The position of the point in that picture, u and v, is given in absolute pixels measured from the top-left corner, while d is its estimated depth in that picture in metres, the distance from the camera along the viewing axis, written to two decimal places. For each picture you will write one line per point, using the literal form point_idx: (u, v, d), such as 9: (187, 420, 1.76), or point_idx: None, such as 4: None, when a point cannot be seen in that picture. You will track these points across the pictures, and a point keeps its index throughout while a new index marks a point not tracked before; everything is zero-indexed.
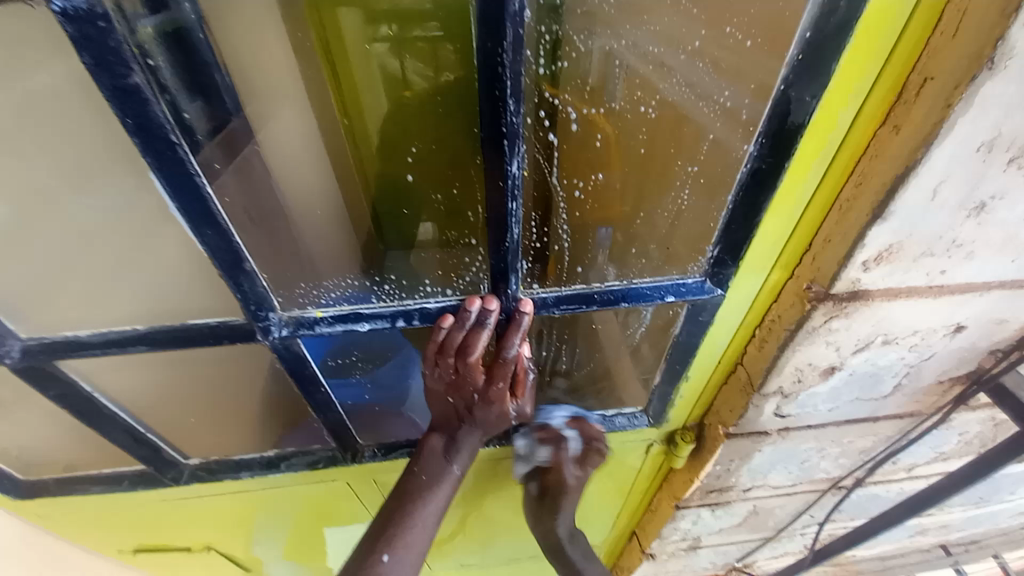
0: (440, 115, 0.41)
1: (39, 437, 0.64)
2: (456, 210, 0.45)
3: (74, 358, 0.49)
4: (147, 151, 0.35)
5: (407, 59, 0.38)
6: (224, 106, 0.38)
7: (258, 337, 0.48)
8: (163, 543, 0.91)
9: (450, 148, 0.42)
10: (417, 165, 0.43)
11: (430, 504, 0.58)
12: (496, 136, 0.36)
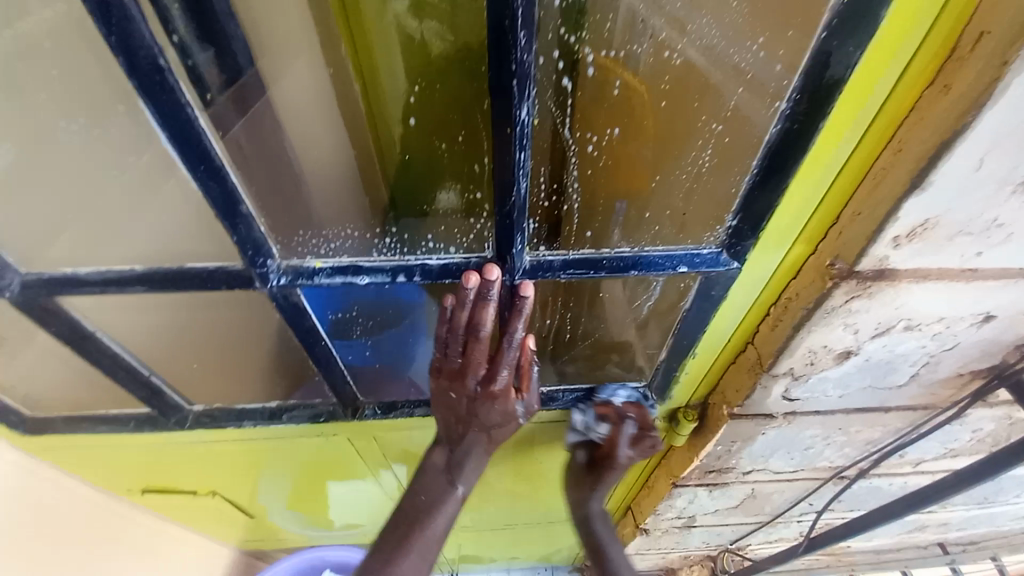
0: (462, 72, 0.39)
1: (47, 374, 0.65)
2: (463, 161, 0.43)
3: (74, 295, 0.49)
4: (133, 75, 0.33)
5: (424, 19, 0.39)
6: (237, 61, 0.40)
7: (256, 285, 0.47)
8: (169, 485, 0.94)
9: (460, 100, 0.40)
10: (425, 118, 0.43)
11: (432, 525, 0.59)
12: (502, 77, 0.33)
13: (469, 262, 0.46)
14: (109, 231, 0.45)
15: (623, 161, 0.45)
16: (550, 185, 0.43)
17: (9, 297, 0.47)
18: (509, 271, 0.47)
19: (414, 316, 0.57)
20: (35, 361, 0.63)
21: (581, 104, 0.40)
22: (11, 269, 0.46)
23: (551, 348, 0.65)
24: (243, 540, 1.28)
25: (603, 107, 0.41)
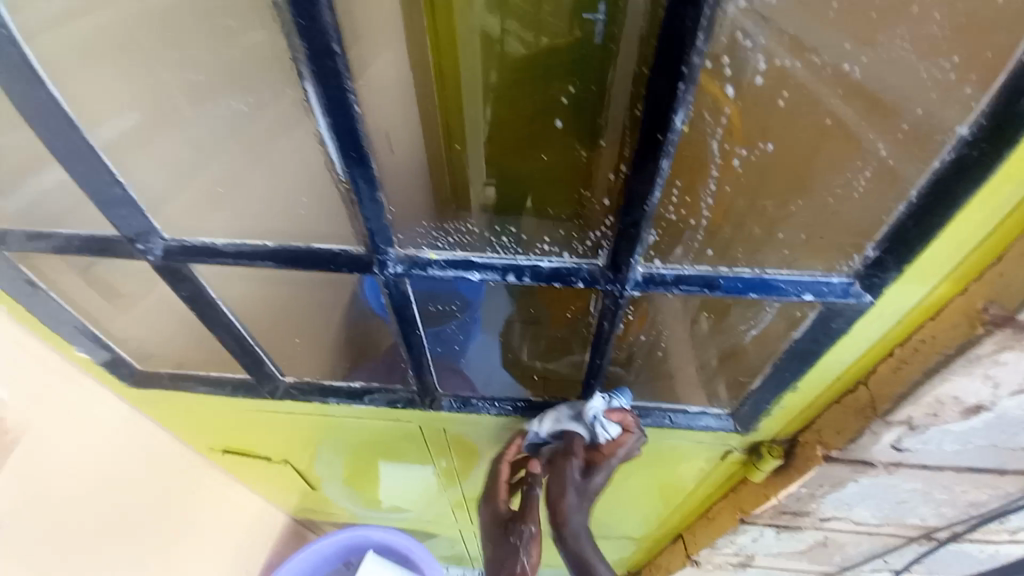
0: (560, 75, 0.37)
1: (164, 331, 0.71)
2: (572, 177, 0.42)
3: (205, 264, 0.52)
4: (309, 60, 0.33)
5: (507, 17, 0.35)
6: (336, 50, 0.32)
7: (373, 271, 0.49)
8: (245, 447, 1.00)
9: (560, 101, 0.38)
10: (506, 120, 0.40)
11: None
12: (671, 80, 0.31)
13: (580, 268, 0.47)
14: (243, 207, 0.48)
15: (769, 180, 0.40)
16: (681, 199, 0.40)
17: (151, 260, 0.52)
18: (620, 282, 0.46)
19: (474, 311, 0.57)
20: (156, 317, 0.69)
21: (739, 112, 0.35)
22: (156, 234, 0.50)
23: (644, 362, 0.63)
24: (295, 508, 1.34)
25: (757, 114, 0.35)
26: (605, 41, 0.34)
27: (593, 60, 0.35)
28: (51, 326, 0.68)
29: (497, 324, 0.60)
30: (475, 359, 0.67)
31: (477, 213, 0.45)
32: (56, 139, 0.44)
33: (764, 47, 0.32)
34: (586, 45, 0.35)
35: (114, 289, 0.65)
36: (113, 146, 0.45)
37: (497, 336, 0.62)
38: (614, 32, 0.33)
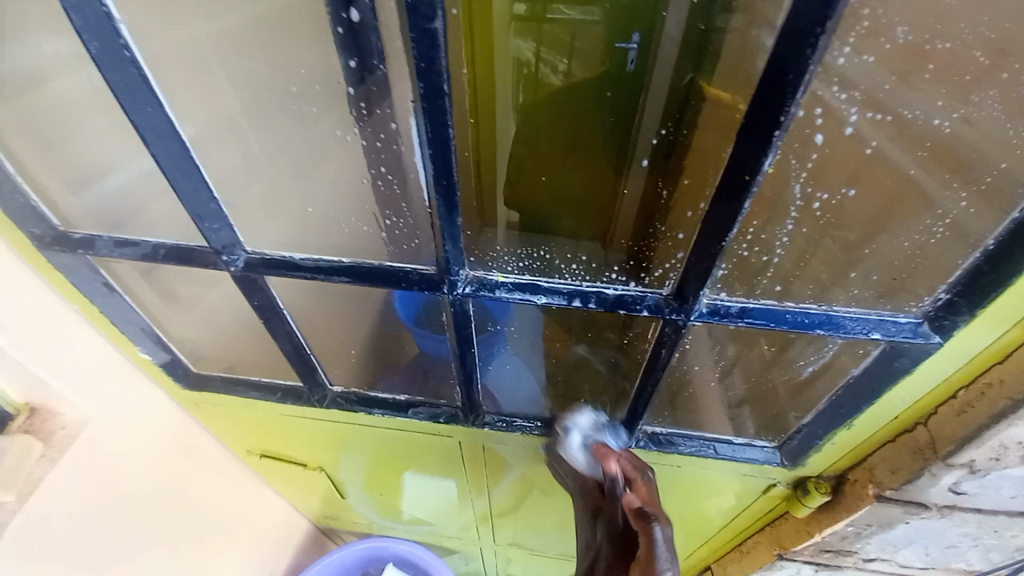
0: (583, 100, 0.44)
1: (224, 336, 0.74)
2: (594, 200, 0.48)
3: (280, 276, 0.55)
4: (422, 99, 0.35)
5: (542, 46, 0.42)
6: (441, 87, 0.34)
7: (442, 290, 0.50)
8: (281, 452, 1.02)
9: (590, 118, 0.45)
10: (530, 139, 0.46)
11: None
12: (766, 127, 0.34)
13: (645, 297, 0.48)
14: (329, 224, 0.52)
15: (846, 223, 0.41)
16: (757, 237, 0.42)
17: (231, 271, 0.55)
18: (684, 312, 0.47)
19: (501, 327, 0.58)
20: (218, 323, 0.72)
21: (826, 159, 0.37)
22: (239, 247, 0.54)
23: (697, 391, 0.63)
24: (319, 515, 1.36)
25: (845, 159, 0.37)
26: (636, 64, 0.42)
27: (624, 83, 0.43)
28: (120, 327, 0.71)
29: (525, 342, 0.62)
30: (497, 373, 0.67)
31: (502, 231, 0.48)
32: (167, 156, 0.46)
33: (857, 100, 0.34)
34: (618, 70, 0.43)
35: (183, 295, 0.68)
36: (213, 164, 0.49)
37: (522, 354, 0.64)
38: (643, 58, 0.41)
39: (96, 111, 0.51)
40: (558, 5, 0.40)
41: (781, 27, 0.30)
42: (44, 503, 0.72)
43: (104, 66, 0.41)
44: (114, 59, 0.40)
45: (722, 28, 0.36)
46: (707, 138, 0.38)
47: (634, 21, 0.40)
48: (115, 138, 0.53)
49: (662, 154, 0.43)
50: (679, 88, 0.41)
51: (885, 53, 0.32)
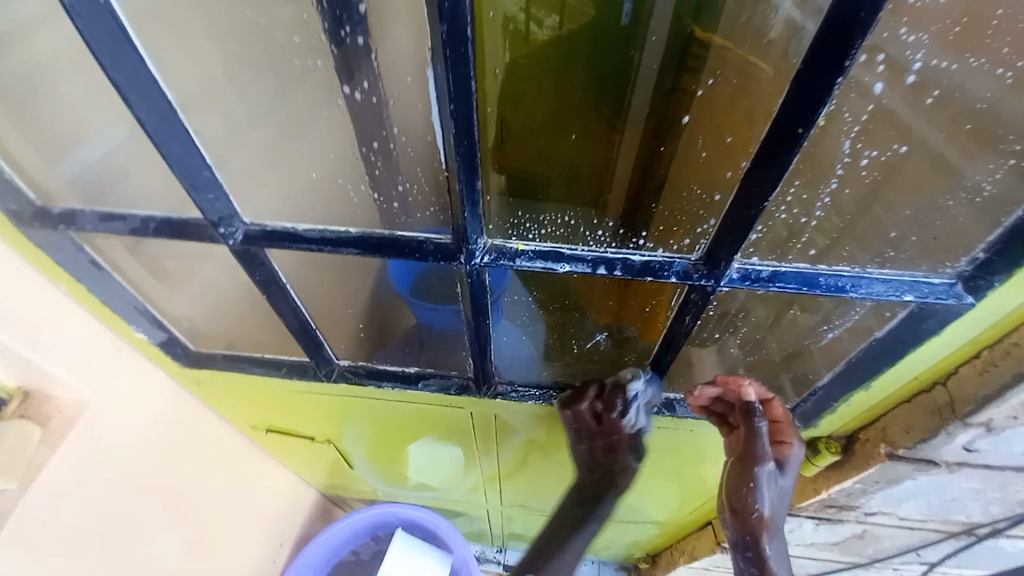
0: (570, 60, 0.48)
1: (223, 313, 0.71)
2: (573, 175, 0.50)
3: (283, 249, 0.52)
4: (445, 47, 0.32)
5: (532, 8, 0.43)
6: (465, 32, 0.31)
7: (458, 260, 0.48)
8: (289, 427, 1.02)
9: (584, 71, 0.50)
10: (518, 109, 0.45)
11: (759, 472, 0.59)
12: (828, 72, 0.31)
13: (674, 263, 0.45)
14: (339, 189, 0.49)
15: (893, 181, 0.41)
16: (799, 192, 0.40)
17: (230, 245, 0.52)
18: (714, 278, 0.46)
19: (496, 299, 0.55)
20: (216, 299, 0.69)
21: (880, 112, 0.36)
22: (237, 219, 0.50)
23: (716, 357, 0.63)
24: (325, 485, 1.37)
25: (892, 115, 0.37)
26: (631, 15, 0.47)
27: (618, 33, 0.49)
28: (112, 306, 0.68)
29: (526, 310, 0.60)
30: (506, 343, 0.65)
31: (495, 185, 0.44)
32: (156, 120, 0.42)
33: (925, 43, 0.33)
34: (612, 19, 0.48)
35: (177, 270, 0.65)
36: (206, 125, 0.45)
37: (523, 321, 0.62)
38: (636, 7, 0.47)
39: (73, 70, 0.47)
40: None
41: None
42: (49, 488, 0.70)
43: (80, 18, 0.36)
44: (87, 7, 0.35)
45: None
46: (760, 89, 0.37)
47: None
48: (93, 100, 0.49)
49: (659, 95, 0.50)
50: (677, 33, 0.47)
51: None
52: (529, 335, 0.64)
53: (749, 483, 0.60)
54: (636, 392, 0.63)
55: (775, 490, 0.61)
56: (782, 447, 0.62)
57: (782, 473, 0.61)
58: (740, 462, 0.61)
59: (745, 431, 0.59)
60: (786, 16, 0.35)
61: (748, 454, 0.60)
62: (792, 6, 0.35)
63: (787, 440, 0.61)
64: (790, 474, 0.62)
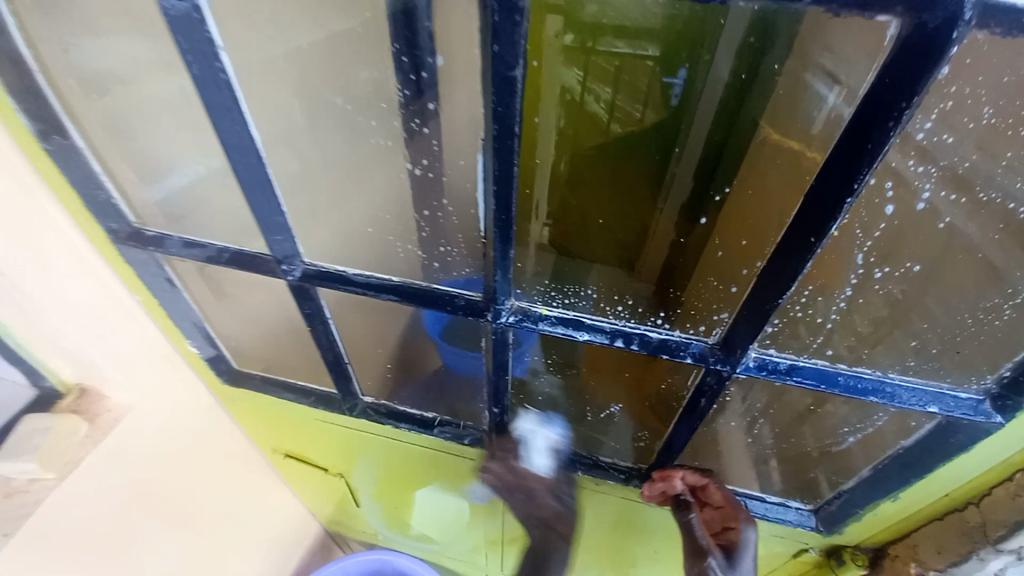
0: (619, 146, 0.47)
1: (270, 336, 0.77)
2: (613, 237, 0.51)
3: (332, 290, 0.57)
4: (492, 141, 0.37)
5: (589, 85, 0.43)
6: (512, 129, 0.36)
7: (485, 317, 0.51)
8: (306, 455, 1.05)
9: (635, 161, 0.48)
10: (571, 177, 0.48)
11: (715, 560, 0.57)
12: (840, 190, 0.34)
13: (690, 344, 0.48)
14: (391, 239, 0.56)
15: (904, 293, 0.42)
16: (813, 296, 0.42)
17: (287, 280, 0.57)
18: (730, 363, 0.47)
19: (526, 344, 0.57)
20: (267, 323, 0.75)
21: (892, 231, 0.38)
22: (298, 258, 0.56)
23: (740, 443, 0.62)
24: (328, 519, 1.37)
25: (911, 234, 0.39)
26: (681, 98, 0.44)
27: (668, 119, 0.46)
28: (174, 321, 0.74)
29: (545, 371, 0.61)
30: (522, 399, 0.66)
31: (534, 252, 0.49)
32: (243, 169, 0.49)
33: (934, 175, 0.36)
34: (662, 106, 0.45)
35: (236, 293, 0.71)
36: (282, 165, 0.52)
37: (541, 381, 0.63)
38: (687, 93, 0.44)
39: (191, 119, 0.56)
40: (609, 36, 0.41)
41: (864, 94, 0.31)
42: (80, 482, 0.75)
43: (201, 85, 0.43)
44: (209, 81, 0.43)
45: (779, 68, 0.40)
46: (778, 183, 0.40)
47: (680, 59, 0.42)
48: (199, 140, 0.57)
49: (704, 175, 0.47)
50: (730, 114, 0.44)
51: (967, 132, 0.34)
52: (546, 396, 0.66)
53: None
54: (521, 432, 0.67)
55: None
56: (731, 532, 0.59)
57: (737, 562, 0.57)
58: (687, 554, 0.59)
59: (683, 522, 0.60)
60: (830, 110, 0.36)
61: (692, 543, 0.59)
62: (838, 100, 0.35)
63: (735, 524, 0.59)
64: (749, 563, 0.58)
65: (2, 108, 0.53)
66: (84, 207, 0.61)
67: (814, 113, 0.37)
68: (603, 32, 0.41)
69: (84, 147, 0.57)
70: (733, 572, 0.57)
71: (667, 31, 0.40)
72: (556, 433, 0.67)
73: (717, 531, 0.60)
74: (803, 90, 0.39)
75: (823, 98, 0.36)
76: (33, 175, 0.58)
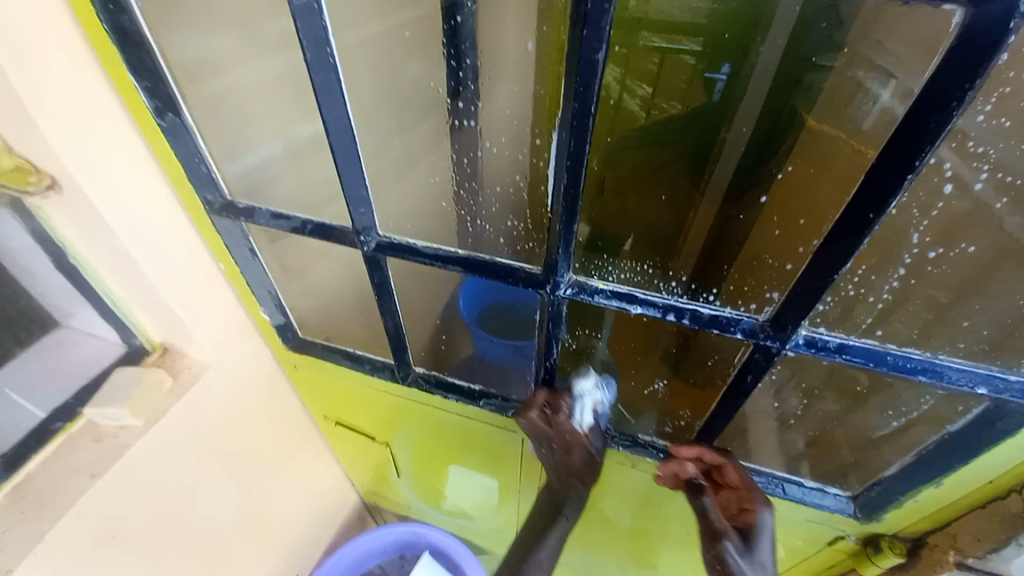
0: (665, 134, 0.53)
1: (339, 305, 0.84)
2: (656, 219, 0.57)
3: (401, 261, 0.62)
4: (572, 119, 0.41)
5: (630, 80, 0.48)
6: (590, 107, 0.40)
7: (544, 289, 0.55)
8: (355, 424, 1.12)
9: (679, 145, 0.54)
10: (613, 168, 0.53)
11: (730, 538, 0.59)
12: (903, 169, 0.36)
13: (741, 320, 0.50)
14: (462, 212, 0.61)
15: (955, 274, 0.45)
16: (864, 277, 0.46)
17: (360, 250, 0.62)
18: (780, 340, 0.49)
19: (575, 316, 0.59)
20: (336, 293, 0.82)
21: (945, 212, 0.41)
22: (373, 230, 0.61)
23: (774, 426, 0.64)
24: (366, 491, 1.44)
25: (958, 218, 0.42)
26: (722, 93, 0.50)
27: (708, 112, 0.52)
28: (251, 289, 0.81)
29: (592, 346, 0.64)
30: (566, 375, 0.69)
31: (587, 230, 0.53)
32: (337, 145, 0.54)
33: (990, 159, 0.38)
34: (704, 99, 0.51)
35: (311, 263, 0.78)
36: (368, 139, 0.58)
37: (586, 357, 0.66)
38: (728, 87, 0.50)
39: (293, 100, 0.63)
40: (650, 36, 0.46)
41: (929, 75, 0.33)
42: (164, 432, 0.82)
43: (312, 69, 0.49)
44: (319, 65, 0.48)
45: (826, 66, 0.44)
46: (838, 171, 0.43)
47: (722, 55, 0.48)
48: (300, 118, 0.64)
49: (745, 165, 0.53)
50: (770, 104, 0.49)
51: (1023, 117, 0.36)
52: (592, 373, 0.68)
53: (718, 560, 0.60)
54: (579, 394, 0.63)
55: (751, 565, 0.57)
56: (747, 514, 0.59)
57: (752, 545, 0.58)
58: (704, 536, 0.62)
59: (699, 505, 0.64)
60: (884, 105, 0.39)
61: (707, 523, 0.62)
62: (892, 97, 0.38)
63: (750, 506, 0.59)
64: (767, 546, 0.58)
65: (129, 89, 0.60)
66: (186, 179, 0.69)
67: (865, 109, 0.41)
68: (643, 32, 0.45)
69: (193, 126, 0.63)
70: (749, 557, 0.58)
71: (711, 34, 0.46)
72: (604, 397, 0.65)
73: (734, 514, 0.61)
74: (852, 85, 0.43)
75: (876, 96, 0.40)
76: (144, 147, 0.66)
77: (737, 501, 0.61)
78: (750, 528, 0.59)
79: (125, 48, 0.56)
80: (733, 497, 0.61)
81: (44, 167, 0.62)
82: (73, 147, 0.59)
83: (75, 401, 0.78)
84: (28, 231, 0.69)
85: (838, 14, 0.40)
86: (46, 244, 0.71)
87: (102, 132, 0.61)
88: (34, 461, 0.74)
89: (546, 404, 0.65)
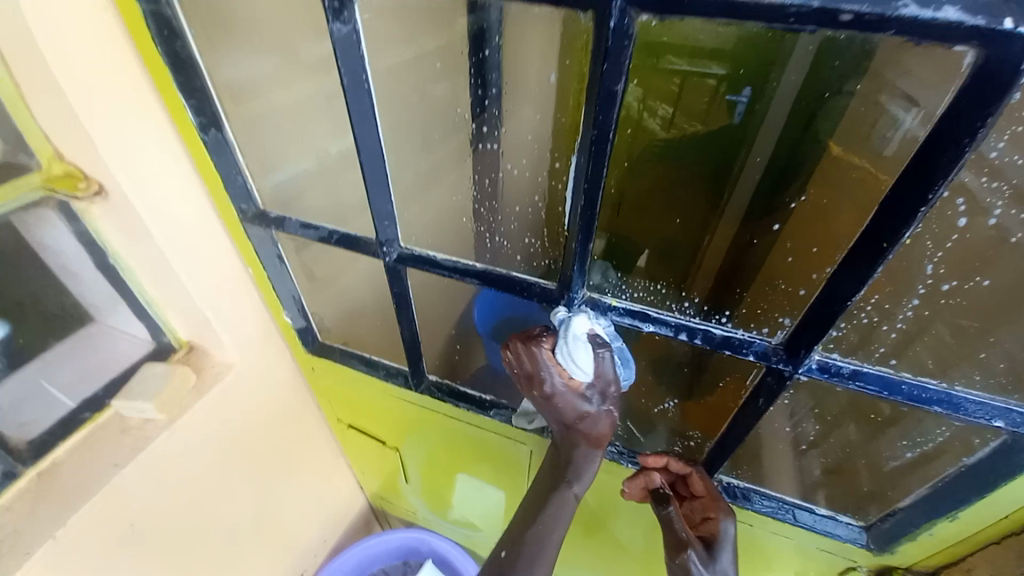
0: (685, 158, 0.54)
1: (358, 313, 0.87)
2: (675, 238, 0.57)
3: (422, 272, 0.65)
4: (590, 145, 0.43)
5: (650, 100, 0.48)
6: (607, 133, 0.41)
7: (558, 304, 0.57)
8: (367, 428, 1.14)
9: (697, 165, 0.55)
10: (633, 185, 0.54)
11: (693, 544, 0.59)
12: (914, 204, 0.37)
13: (753, 343, 0.51)
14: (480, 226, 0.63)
15: (970, 306, 0.45)
16: (877, 307, 0.46)
17: (384, 261, 0.66)
18: (793, 363, 0.50)
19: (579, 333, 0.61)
20: (355, 300, 0.85)
21: (961, 244, 0.42)
22: (396, 242, 0.64)
23: (788, 449, 0.64)
24: (375, 496, 1.46)
25: (974, 250, 0.42)
26: (742, 116, 0.51)
27: (729, 132, 0.52)
28: (277, 293, 0.84)
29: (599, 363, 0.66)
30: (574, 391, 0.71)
31: (602, 244, 0.54)
32: (367, 162, 0.57)
33: (1005, 195, 0.39)
34: (724, 121, 0.51)
35: (333, 271, 0.81)
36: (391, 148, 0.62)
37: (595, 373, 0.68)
38: (749, 109, 0.50)
39: (325, 117, 0.66)
40: (673, 58, 0.44)
41: (941, 112, 0.34)
42: (187, 429, 0.85)
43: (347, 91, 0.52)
44: (354, 87, 0.51)
45: (850, 91, 0.44)
46: (849, 199, 0.44)
47: (744, 81, 0.47)
48: (329, 134, 0.67)
49: (763, 194, 0.53)
50: (790, 129, 0.50)
51: None
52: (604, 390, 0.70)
53: (682, 568, 0.59)
54: (561, 324, 0.56)
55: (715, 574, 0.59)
56: (710, 523, 0.62)
57: (716, 553, 0.60)
58: (667, 544, 0.61)
59: (663, 513, 0.63)
60: (906, 132, 0.38)
61: (671, 530, 0.62)
62: (915, 124, 0.37)
63: (714, 515, 0.62)
64: (728, 555, 0.60)
65: (177, 104, 0.64)
66: (223, 189, 0.72)
67: (889, 135, 0.40)
68: (666, 54, 0.44)
69: (231, 138, 0.67)
70: (713, 564, 0.59)
71: (735, 63, 0.45)
72: (597, 321, 0.56)
73: (698, 524, 0.64)
74: (868, 117, 0.43)
75: (899, 121, 0.39)
76: (185, 158, 0.70)
77: (701, 510, 0.64)
78: (711, 535, 0.61)
79: (175, 66, 0.61)
80: (696, 506, 0.65)
81: (93, 173, 0.67)
82: (120, 157, 0.63)
83: (104, 395, 0.82)
84: (72, 232, 0.73)
85: (866, 53, 0.39)
86: (90, 246, 0.75)
87: (148, 144, 0.65)
88: (62, 450, 0.77)
89: (524, 344, 0.58)
